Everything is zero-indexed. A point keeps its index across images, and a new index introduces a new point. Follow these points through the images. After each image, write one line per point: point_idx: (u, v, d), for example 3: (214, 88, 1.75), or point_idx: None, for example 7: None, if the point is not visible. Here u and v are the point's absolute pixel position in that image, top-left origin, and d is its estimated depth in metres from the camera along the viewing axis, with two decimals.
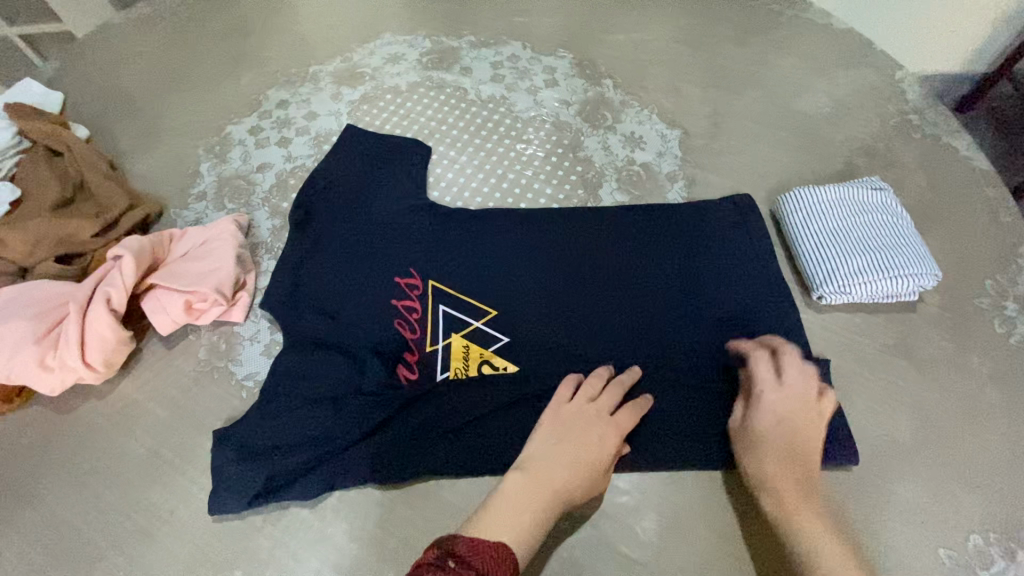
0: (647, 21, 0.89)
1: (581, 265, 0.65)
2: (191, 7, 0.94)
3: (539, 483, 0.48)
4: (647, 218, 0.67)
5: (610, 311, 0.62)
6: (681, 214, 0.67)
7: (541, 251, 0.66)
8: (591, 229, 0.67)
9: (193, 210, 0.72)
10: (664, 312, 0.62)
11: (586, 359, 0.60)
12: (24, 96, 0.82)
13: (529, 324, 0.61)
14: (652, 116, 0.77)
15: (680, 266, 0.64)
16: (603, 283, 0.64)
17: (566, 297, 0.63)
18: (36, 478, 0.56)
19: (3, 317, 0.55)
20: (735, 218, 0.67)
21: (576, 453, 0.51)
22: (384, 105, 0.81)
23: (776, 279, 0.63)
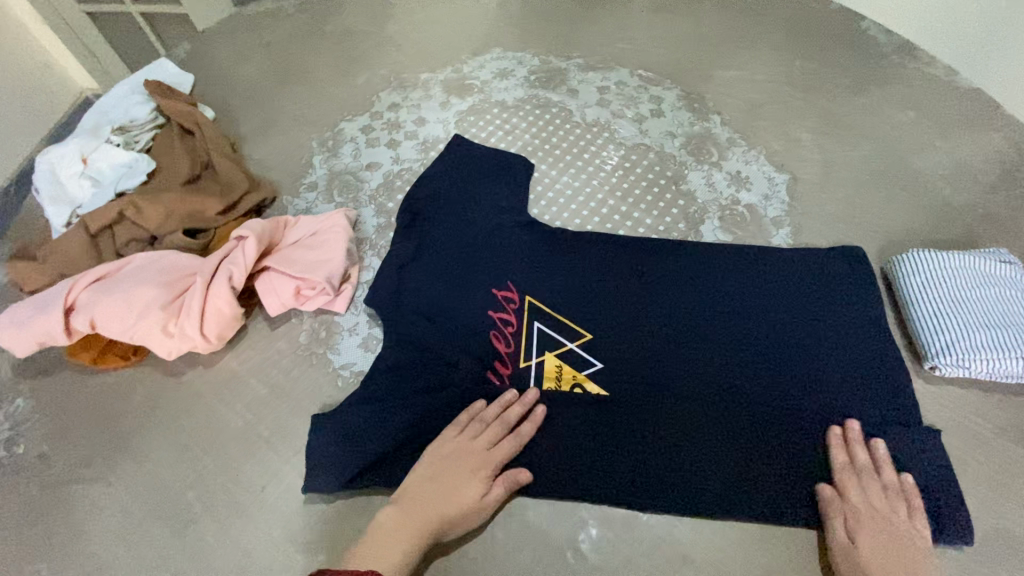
0: (758, 60, 0.88)
1: (677, 303, 0.64)
2: (315, 5, 1.00)
3: (410, 516, 0.51)
4: (749, 262, 0.66)
5: (702, 354, 0.61)
6: (785, 263, 0.66)
7: (637, 284, 0.66)
8: (690, 268, 0.67)
9: (304, 199, 0.75)
10: (760, 362, 0.60)
11: (677, 395, 0.59)
12: (160, 75, 0.88)
13: (621, 355, 0.62)
14: (759, 158, 0.76)
15: (777, 312, 0.63)
16: (697, 324, 0.63)
17: (660, 333, 0.63)
18: (143, 435, 0.59)
19: (136, 281, 0.59)
20: (843, 269, 0.65)
21: (449, 489, 0.53)
22: (491, 118, 0.83)
23: (885, 339, 0.61)
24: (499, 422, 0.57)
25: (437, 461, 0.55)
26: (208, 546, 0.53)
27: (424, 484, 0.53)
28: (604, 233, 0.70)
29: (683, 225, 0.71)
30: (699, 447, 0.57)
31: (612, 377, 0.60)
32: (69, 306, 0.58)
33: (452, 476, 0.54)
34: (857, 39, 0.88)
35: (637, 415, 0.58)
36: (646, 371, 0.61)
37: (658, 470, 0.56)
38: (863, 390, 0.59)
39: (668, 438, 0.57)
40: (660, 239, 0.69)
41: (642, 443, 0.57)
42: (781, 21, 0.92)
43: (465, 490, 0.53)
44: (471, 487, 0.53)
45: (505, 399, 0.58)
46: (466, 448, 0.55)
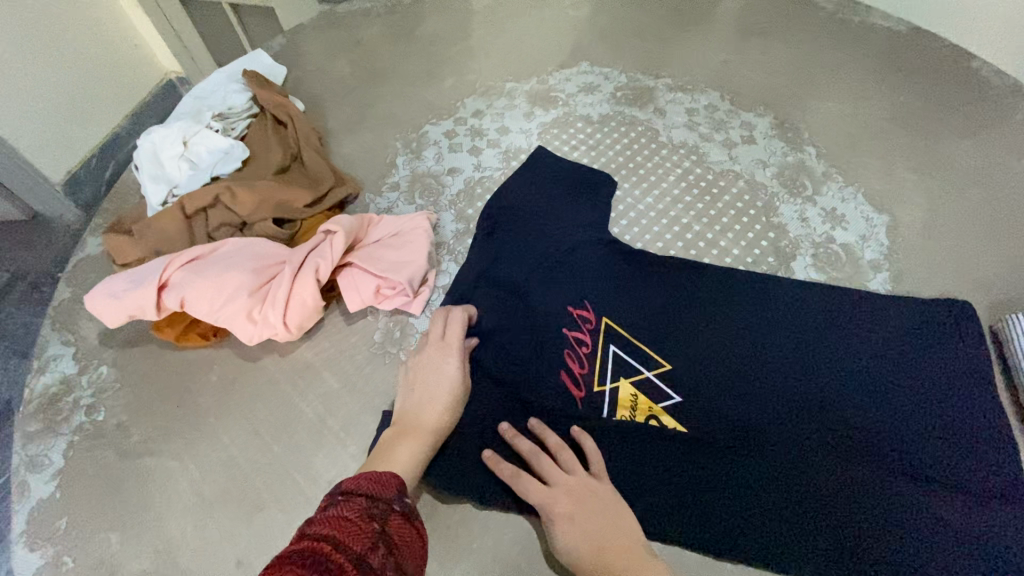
0: (857, 93, 0.84)
1: (767, 344, 0.61)
2: (406, 8, 1.01)
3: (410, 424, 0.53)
4: (845, 307, 0.63)
5: (793, 402, 0.58)
6: (884, 309, 0.62)
7: (723, 319, 0.63)
8: (782, 307, 0.63)
9: (386, 199, 0.76)
10: (857, 417, 0.57)
11: (755, 437, 0.56)
12: (255, 65, 0.90)
13: (705, 395, 0.59)
14: (857, 196, 0.73)
15: (868, 360, 0.59)
16: (788, 370, 0.59)
17: (746, 375, 0.59)
18: (218, 416, 0.60)
19: (227, 265, 0.60)
20: (945, 322, 0.61)
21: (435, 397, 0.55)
22: (574, 132, 0.82)
23: (990, 403, 0.56)
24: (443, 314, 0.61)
25: (414, 376, 0.56)
26: (273, 535, 0.54)
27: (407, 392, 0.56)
28: (688, 259, 0.68)
29: (773, 259, 0.68)
30: (776, 493, 0.54)
31: (693, 415, 0.58)
32: (162, 283, 0.60)
33: (425, 372, 0.56)
34: (967, 77, 0.84)
35: (712, 455, 0.55)
36: (730, 414, 0.58)
37: (730, 513, 0.53)
38: (972, 456, 0.54)
39: (743, 481, 0.54)
40: (748, 271, 0.66)
41: (726, 492, 0.54)
42: (884, 54, 0.88)
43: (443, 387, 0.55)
44: (447, 375, 0.56)
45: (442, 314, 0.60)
46: (442, 356, 0.57)
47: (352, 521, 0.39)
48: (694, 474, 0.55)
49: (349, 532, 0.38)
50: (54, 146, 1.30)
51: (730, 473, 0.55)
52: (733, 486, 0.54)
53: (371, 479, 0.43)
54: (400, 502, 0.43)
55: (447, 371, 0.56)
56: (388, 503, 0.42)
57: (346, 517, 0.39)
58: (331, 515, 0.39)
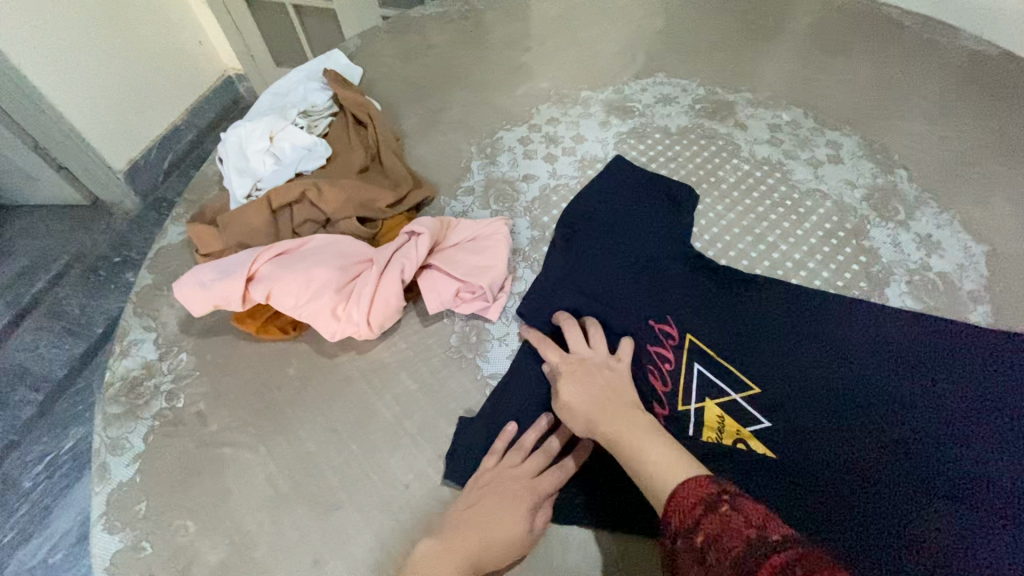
0: (949, 116, 0.81)
1: (867, 372, 0.59)
2: (481, 15, 1.02)
3: (454, 548, 0.48)
4: (951, 340, 0.60)
5: (894, 435, 0.55)
6: (990, 345, 0.59)
7: (818, 344, 0.61)
8: (882, 335, 0.61)
9: (461, 202, 0.76)
10: (963, 456, 0.54)
11: (831, 462, 0.54)
12: (331, 64, 0.91)
13: (800, 422, 0.56)
14: (953, 223, 0.69)
15: (952, 390, 0.57)
16: (890, 400, 0.57)
17: (845, 403, 0.57)
18: (294, 409, 0.61)
19: (313, 260, 0.60)
20: None
21: (493, 533, 0.49)
22: (653, 143, 0.81)
23: None
24: (542, 453, 0.54)
25: (478, 496, 0.52)
26: (348, 534, 0.53)
27: (468, 510, 0.51)
28: (774, 279, 0.66)
29: (865, 283, 0.65)
30: (851, 521, 0.51)
31: (785, 441, 0.55)
32: (250, 275, 0.60)
33: (498, 506, 0.51)
34: None
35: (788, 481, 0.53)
36: (827, 443, 0.55)
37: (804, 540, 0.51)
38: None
39: (816, 505, 0.52)
40: (845, 295, 0.64)
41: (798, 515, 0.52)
42: (976, 77, 0.85)
43: (506, 525, 0.50)
44: (516, 522, 0.50)
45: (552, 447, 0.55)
46: (520, 501, 0.51)
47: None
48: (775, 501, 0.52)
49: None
50: (115, 136, 1.37)
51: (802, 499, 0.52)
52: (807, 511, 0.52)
53: None
54: None
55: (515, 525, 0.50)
56: None
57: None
58: None
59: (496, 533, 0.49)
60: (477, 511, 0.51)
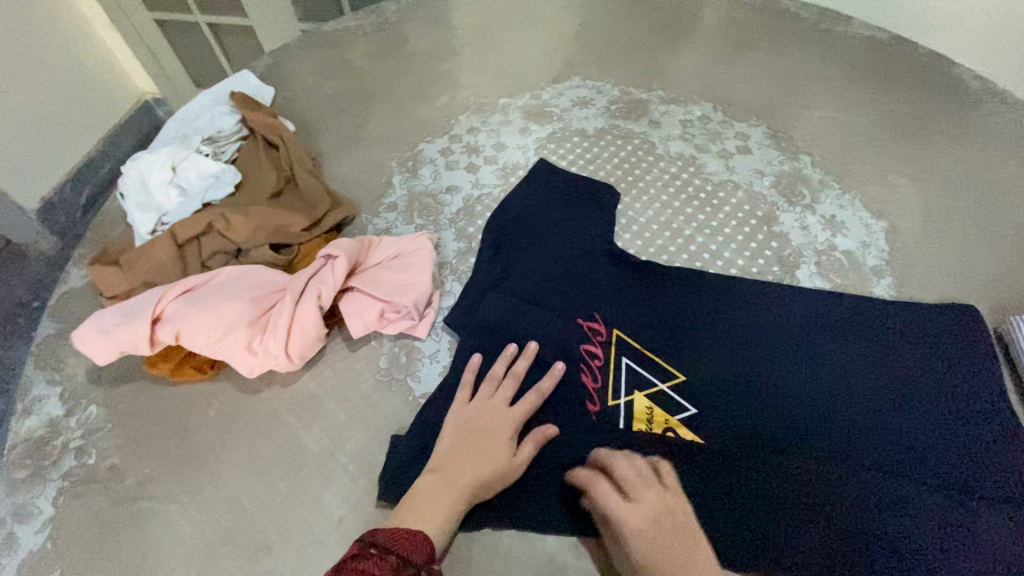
0: (845, 101, 0.85)
1: (796, 355, 0.61)
2: (394, 26, 1.00)
3: (450, 480, 0.52)
4: (871, 318, 0.63)
5: (823, 413, 0.58)
6: (906, 320, 0.63)
7: (748, 332, 0.63)
8: (808, 319, 0.63)
9: (384, 219, 0.75)
10: (885, 428, 0.56)
11: (744, 437, 0.57)
12: (241, 86, 0.88)
13: (734, 409, 0.58)
14: (854, 203, 0.73)
15: (850, 357, 0.60)
16: (818, 381, 0.59)
17: (776, 387, 0.59)
18: (217, 453, 0.58)
19: (225, 295, 0.58)
20: (928, 322, 0.62)
21: (483, 457, 0.53)
22: (572, 146, 0.82)
23: (970, 396, 0.58)
24: (511, 379, 0.58)
25: (463, 428, 0.55)
26: None
27: (454, 447, 0.54)
28: (694, 270, 0.68)
29: (778, 268, 0.68)
30: (765, 489, 0.53)
31: (721, 429, 0.57)
32: (156, 316, 0.57)
33: (481, 439, 0.54)
34: (950, 83, 0.86)
35: (708, 461, 0.55)
36: (760, 427, 0.57)
37: (723, 515, 0.53)
38: (1002, 468, 0.54)
39: (735, 480, 0.54)
40: (771, 282, 0.66)
41: (718, 491, 0.53)
42: (867, 64, 0.90)
43: (496, 451, 0.53)
44: (501, 446, 0.54)
45: (510, 357, 0.60)
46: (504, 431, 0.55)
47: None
48: (698, 484, 0.54)
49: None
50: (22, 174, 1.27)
51: (721, 476, 0.54)
52: (725, 485, 0.54)
53: (395, 534, 0.47)
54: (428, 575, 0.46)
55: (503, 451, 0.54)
56: (415, 567, 0.45)
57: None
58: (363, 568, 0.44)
59: (491, 458, 0.53)
60: (465, 446, 0.54)
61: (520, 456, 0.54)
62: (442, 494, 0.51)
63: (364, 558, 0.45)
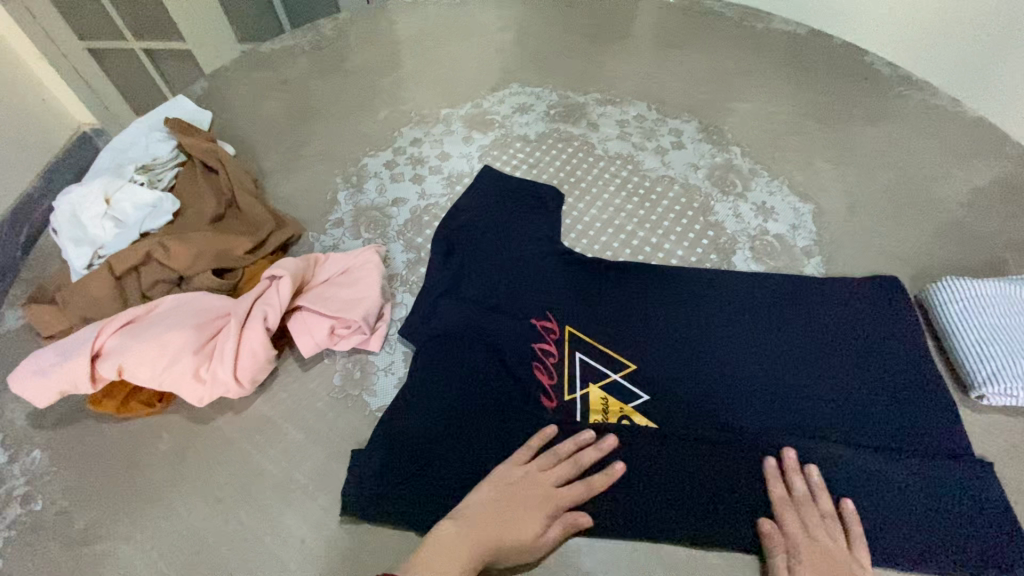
0: (768, 93, 0.90)
1: (747, 338, 0.64)
2: (332, 43, 1.00)
3: (466, 538, 0.50)
4: (815, 297, 0.66)
5: (774, 390, 0.60)
6: (844, 295, 0.66)
7: (701, 319, 0.65)
8: (757, 302, 0.66)
9: (331, 235, 0.74)
10: (833, 400, 0.60)
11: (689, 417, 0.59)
12: (177, 111, 0.86)
13: (692, 395, 0.60)
14: (783, 188, 0.78)
15: (782, 331, 0.64)
16: (769, 360, 0.62)
17: (730, 370, 0.62)
18: (171, 487, 0.56)
19: (167, 324, 0.57)
20: (849, 292, 0.66)
21: (504, 527, 0.51)
22: (514, 152, 0.84)
23: (891, 355, 0.62)
24: (559, 457, 0.56)
25: (498, 494, 0.53)
26: None
27: (491, 522, 0.51)
28: (636, 264, 0.70)
29: (715, 255, 0.71)
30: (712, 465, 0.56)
31: (681, 415, 0.59)
32: (95, 352, 0.56)
33: (508, 514, 0.52)
34: (863, 70, 0.91)
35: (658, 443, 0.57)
36: (717, 410, 0.60)
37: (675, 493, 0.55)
38: (942, 431, 0.58)
39: (684, 459, 0.56)
40: (719, 270, 0.69)
41: (668, 470, 0.56)
42: (785, 56, 0.95)
43: (526, 524, 0.52)
44: (531, 518, 0.52)
45: (548, 432, 0.57)
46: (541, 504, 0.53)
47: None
48: (649, 467, 0.56)
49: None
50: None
51: (670, 454, 0.57)
52: (674, 463, 0.56)
53: None
54: None
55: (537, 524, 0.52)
56: None
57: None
58: None
59: (513, 532, 0.51)
60: (498, 522, 0.51)
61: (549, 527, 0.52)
62: (454, 549, 0.49)
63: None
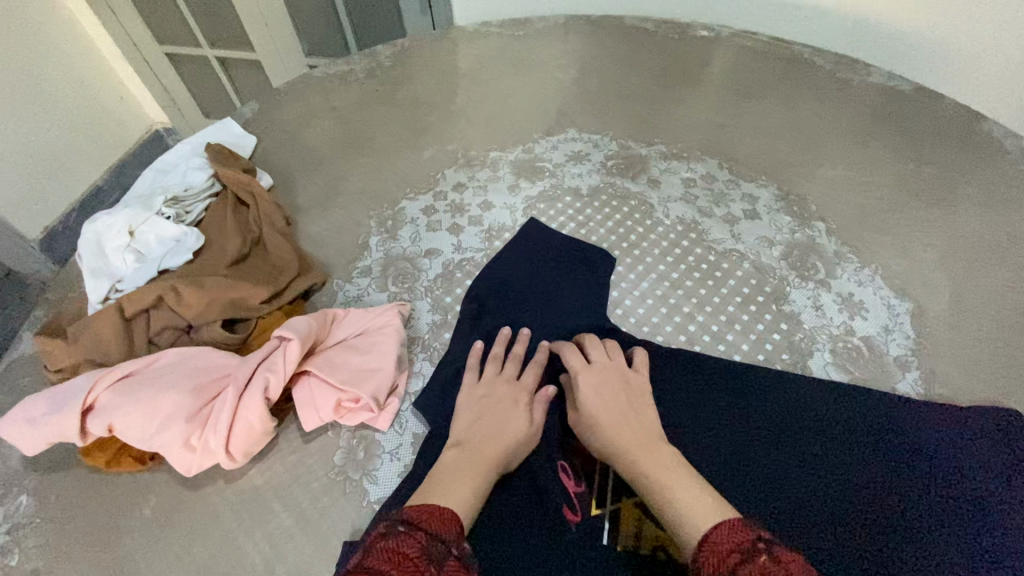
0: (864, 160, 0.78)
1: (816, 468, 0.53)
2: (386, 71, 0.96)
3: (470, 454, 0.50)
4: (910, 431, 0.55)
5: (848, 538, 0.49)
6: (939, 425, 0.55)
7: (765, 437, 0.55)
8: (835, 426, 0.55)
9: (356, 285, 0.69)
10: (925, 561, 0.48)
11: None
12: (222, 135, 0.84)
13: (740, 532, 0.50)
14: (875, 279, 0.66)
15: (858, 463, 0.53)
16: (840, 501, 0.51)
17: (792, 506, 0.51)
18: (147, 562, 0.51)
19: (164, 383, 0.53)
20: (946, 423, 0.55)
21: (493, 432, 0.52)
22: (563, 207, 0.76)
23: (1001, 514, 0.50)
24: (513, 358, 0.58)
25: (472, 408, 0.54)
26: None
27: (471, 423, 0.53)
28: (690, 357, 0.60)
29: (787, 355, 0.60)
30: None
31: None
32: (87, 406, 0.52)
33: (494, 418, 0.53)
34: (981, 141, 0.78)
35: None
36: None
37: None
38: None
39: None
40: (791, 374, 0.59)
41: None
42: (888, 117, 0.83)
43: (514, 423, 0.53)
44: (517, 422, 0.53)
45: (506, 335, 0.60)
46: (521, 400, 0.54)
47: (411, 561, 0.37)
48: None
49: (405, 571, 0.36)
50: (26, 203, 1.31)
51: None
52: None
53: (425, 514, 0.42)
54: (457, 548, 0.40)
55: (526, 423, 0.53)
56: (445, 543, 0.40)
57: (405, 555, 0.37)
58: (388, 547, 0.38)
59: (506, 435, 0.51)
60: (482, 421, 0.53)
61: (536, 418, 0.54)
62: (463, 470, 0.48)
63: (393, 536, 0.39)
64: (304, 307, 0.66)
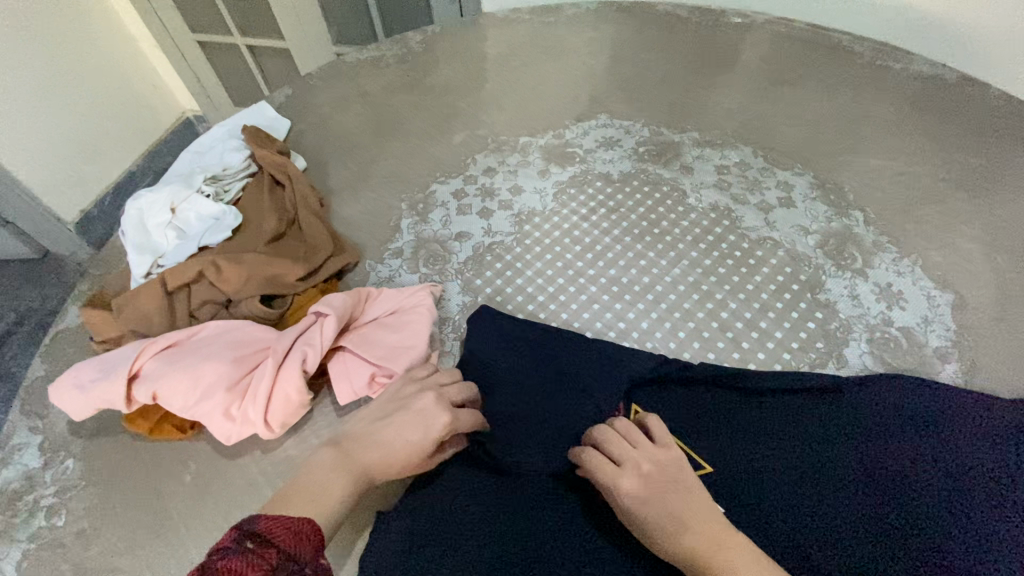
0: (905, 149, 0.76)
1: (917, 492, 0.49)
2: (418, 57, 0.96)
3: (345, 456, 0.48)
4: (978, 444, 0.51)
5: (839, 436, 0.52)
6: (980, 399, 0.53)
7: (829, 424, 0.53)
8: (893, 415, 0.53)
9: (388, 266, 0.70)
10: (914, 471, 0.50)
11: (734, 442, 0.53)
12: (258, 117, 0.85)
13: (806, 531, 0.48)
14: (914, 269, 0.65)
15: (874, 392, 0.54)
16: (919, 520, 0.48)
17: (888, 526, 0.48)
18: (187, 525, 0.53)
19: (207, 354, 0.54)
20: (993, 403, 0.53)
21: (378, 439, 0.49)
22: (593, 193, 0.76)
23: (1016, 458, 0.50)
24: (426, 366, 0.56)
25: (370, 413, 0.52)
26: None
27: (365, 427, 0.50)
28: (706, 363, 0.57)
29: (823, 344, 0.60)
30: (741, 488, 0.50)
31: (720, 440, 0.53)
32: (133, 373, 0.54)
33: (381, 426, 0.50)
34: None
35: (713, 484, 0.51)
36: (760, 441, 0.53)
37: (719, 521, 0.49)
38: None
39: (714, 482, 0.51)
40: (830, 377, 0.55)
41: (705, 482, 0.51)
42: (932, 106, 0.80)
43: (396, 433, 0.49)
44: (397, 434, 0.49)
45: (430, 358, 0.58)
46: (428, 393, 0.51)
47: None
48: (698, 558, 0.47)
49: None
50: (65, 185, 1.34)
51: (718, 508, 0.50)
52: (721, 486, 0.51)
53: (275, 525, 0.41)
54: (313, 564, 0.41)
55: (435, 419, 0.50)
56: (297, 562, 0.40)
57: None
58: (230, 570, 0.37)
59: (385, 448, 0.49)
60: (372, 427, 0.50)
61: (461, 421, 0.51)
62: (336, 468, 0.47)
63: (238, 556, 0.38)
64: (338, 286, 0.67)
